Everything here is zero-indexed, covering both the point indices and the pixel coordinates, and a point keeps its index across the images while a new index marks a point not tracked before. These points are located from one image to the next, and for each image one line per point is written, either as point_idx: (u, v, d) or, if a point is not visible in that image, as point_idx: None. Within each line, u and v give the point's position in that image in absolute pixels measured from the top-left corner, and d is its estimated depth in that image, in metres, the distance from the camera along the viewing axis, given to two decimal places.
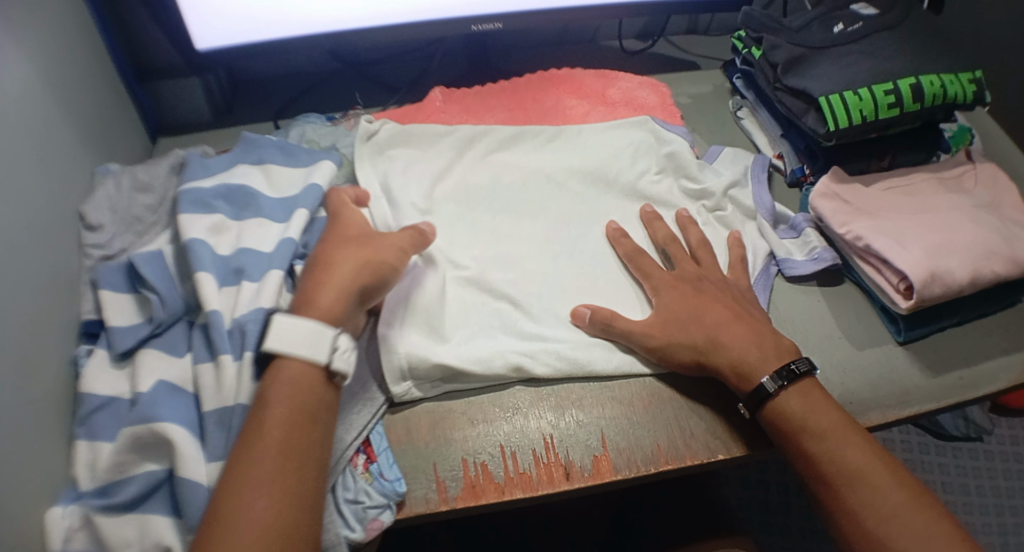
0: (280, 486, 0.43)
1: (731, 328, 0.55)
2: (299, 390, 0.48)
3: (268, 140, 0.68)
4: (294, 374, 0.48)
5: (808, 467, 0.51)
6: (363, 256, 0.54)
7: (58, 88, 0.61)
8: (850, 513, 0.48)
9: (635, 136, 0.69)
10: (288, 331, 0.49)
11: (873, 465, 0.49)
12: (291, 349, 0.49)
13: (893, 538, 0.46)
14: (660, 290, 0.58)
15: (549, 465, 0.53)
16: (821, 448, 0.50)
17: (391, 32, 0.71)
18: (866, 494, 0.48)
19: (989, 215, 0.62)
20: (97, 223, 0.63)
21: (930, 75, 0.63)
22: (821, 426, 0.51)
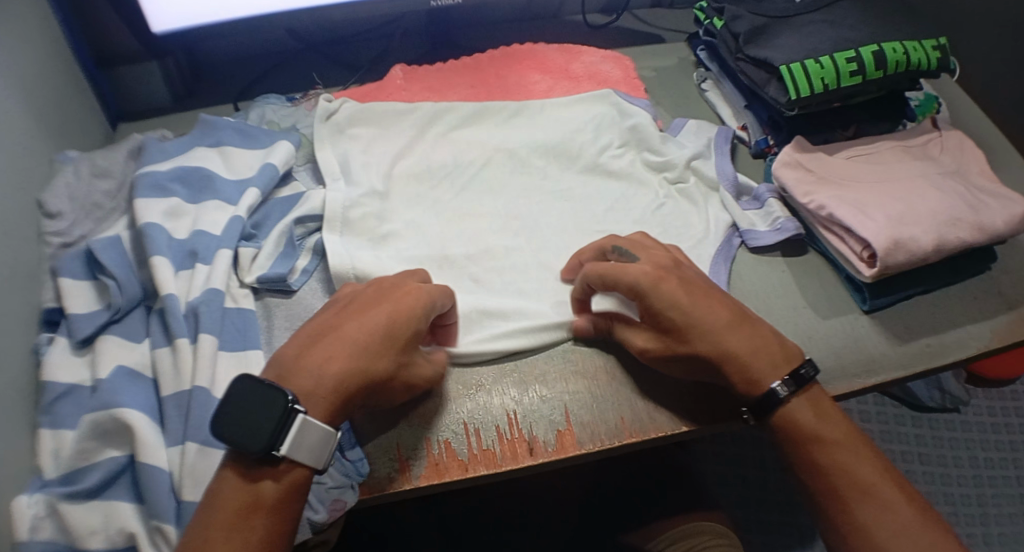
0: None
1: (731, 331, 0.51)
2: (289, 493, 0.45)
3: (225, 122, 0.68)
4: (290, 481, 0.45)
5: (817, 479, 0.51)
6: (396, 376, 0.49)
7: (11, 74, 0.60)
8: (860, 529, 0.48)
9: (600, 110, 0.69)
10: (305, 438, 0.44)
11: (882, 480, 0.50)
12: (304, 456, 0.45)
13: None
14: (644, 288, 0.51)
15: (512, 441, 0.53)
16: (831, 459, 0.50)
17: (350, 9, 0.70)
18: (876, 510, 0.48)
19: (954, 182, 0.62)
20: (55, 211, 0.62)
21: (894, 42, 0.62)
22: (832, 437, 0.51)
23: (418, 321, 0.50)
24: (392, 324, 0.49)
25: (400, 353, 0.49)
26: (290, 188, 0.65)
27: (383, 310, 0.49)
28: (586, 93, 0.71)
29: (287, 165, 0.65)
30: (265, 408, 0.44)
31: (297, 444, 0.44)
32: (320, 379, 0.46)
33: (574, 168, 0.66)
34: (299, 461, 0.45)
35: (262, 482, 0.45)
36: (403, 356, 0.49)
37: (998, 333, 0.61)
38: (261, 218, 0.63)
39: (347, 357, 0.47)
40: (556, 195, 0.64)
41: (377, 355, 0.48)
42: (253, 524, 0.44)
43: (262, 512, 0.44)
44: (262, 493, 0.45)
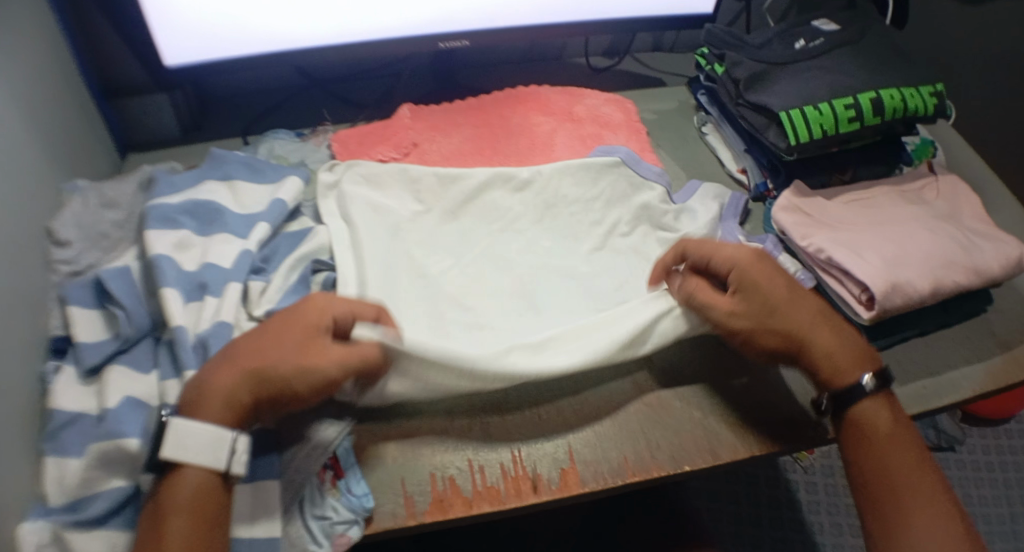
0: None
1: (817, 325, 0.56)
2: (194, 499, 0.47)
3: (235, 156, 0.69)
4: (194, 484, 0.47)
5: (878, 480, 0.53)
6: (292, 368, 0.49)
7: (27, 104, 0.61)
8: (912, 533, 0.51)
9: (607, 185, 0.68)
10: (183, 438, 0.47)
11: (940, 498, 0.53)
12: (191, 457, 0.47)
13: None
14: (746, 264, 0.58)
15: (515, 479, 0.53)
16: (896, 461, 0.54)
17: (360, 49, 0.72)
18: (931, 522, 0.51)
19: (948, 225, 0.63)
20: (65, 239, 0.63)
21: (890, 89, 0.65)
22: (898, 439, 0.54)
23: (318, 320, 0.51)
24: (281, 324, 0.51)
25: (291, 348, 0.50)
26: (298, 223, 0.67)
27: (281, 318, 0.51)
28: (596, 158, 0.70)
29: (295, 202, 0.67)
30: None
31: (180, 445, 0.47)
32: (211, 389, 0.48)
33: (577, 228, 0.67)
34: (188, 463, 0.47)
35: (168, 491, 0.47)
36: (295, 350, 0.50)
37: (993, 375, 0.62)
38: (270, 251, 0.64)
39: (240, 360, 0.50)
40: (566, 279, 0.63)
41: (267, 353, 0.49)
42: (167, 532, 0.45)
43: (171, 517, 0.46)
44: (169, 501, 0.46)
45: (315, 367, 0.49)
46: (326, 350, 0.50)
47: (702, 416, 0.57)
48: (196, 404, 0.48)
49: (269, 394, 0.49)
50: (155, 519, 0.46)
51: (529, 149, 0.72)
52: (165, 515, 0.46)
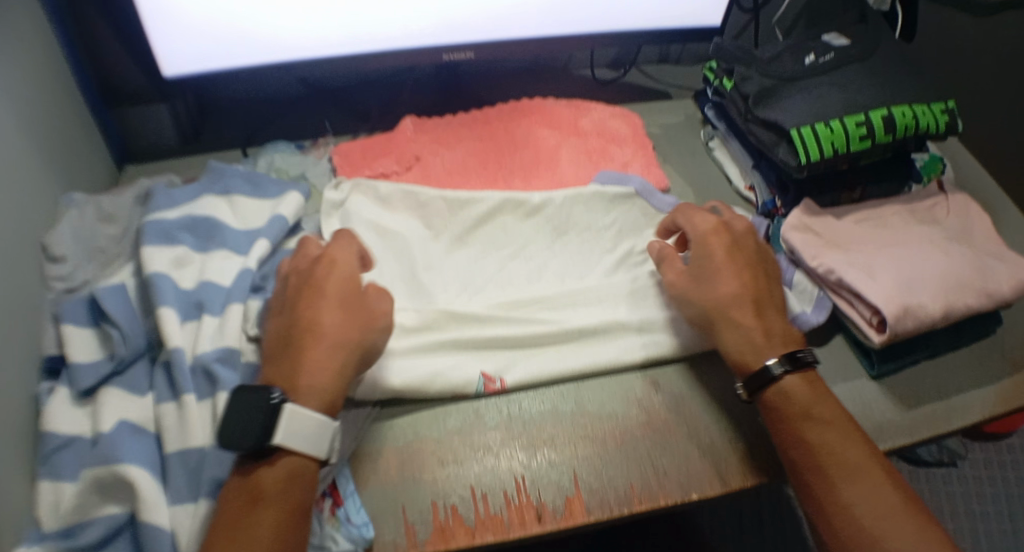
0: None
1: (727, 313, 0.56)
2: (292, 485, 0.47)
3: (235, 170, 0.68)
4: (292, 470, 0.47)
5: (802, 456, 0.51)
6: (349, 325, 0.52)
7: (20, 116, 0.60)
8: (842, 506, 0.48)
9: (620, 214, 0.67)
10: (294, 425, 0.47)
11: (869, 465, 0.50)
12: (300, 443, 0.47)
13: (885, 538, 0.47)
14: (699, 237, 0.60)
15: (520, 507, 0.52)
16: (803, 435, 0.51)
17: (361, 61, 0.71)
18: (860, 493, 0.48)
19: (959, 246, 0.62)
20: (60, 255, 0.62)
21: (902, 106, 0.63)
22: (800, 410, 0.52)
23: (340, 277, 0.54)
24: (328, 288, 0.54)
25: (350, 310, 0.53)
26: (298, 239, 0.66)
27: (327, 285, 0.54)
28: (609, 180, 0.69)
29: (296, 218, 0.66)
30: (247, 411, 0.47)
31: (292, 432, 0.47)
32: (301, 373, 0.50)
33: (585, 245, 0.66)
34: (293, 448, 0.47)
35: (264, 474, 0.47)
36: (359, 314, 0.53)
37: (1004, 398, 0.61)
38: (269, 269, 0.62)
39: (315, 334, 0.51)
40: (571, 327, 0.59)
41: (322, 315, 0.52)
42: (258, 516, 0.45)
43: (269, 502, 0.46)
44: (266, 485, 0.47)
45: (363, 315, 0.53)
46: (378, 297, 0.55)
47: (710, 442, 0.56)
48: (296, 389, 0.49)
49: (354, 358, 0.52)
50: (249, 504, 0.46)
51: (532, 163, 0.71)
52: (264, 501, 0.46)
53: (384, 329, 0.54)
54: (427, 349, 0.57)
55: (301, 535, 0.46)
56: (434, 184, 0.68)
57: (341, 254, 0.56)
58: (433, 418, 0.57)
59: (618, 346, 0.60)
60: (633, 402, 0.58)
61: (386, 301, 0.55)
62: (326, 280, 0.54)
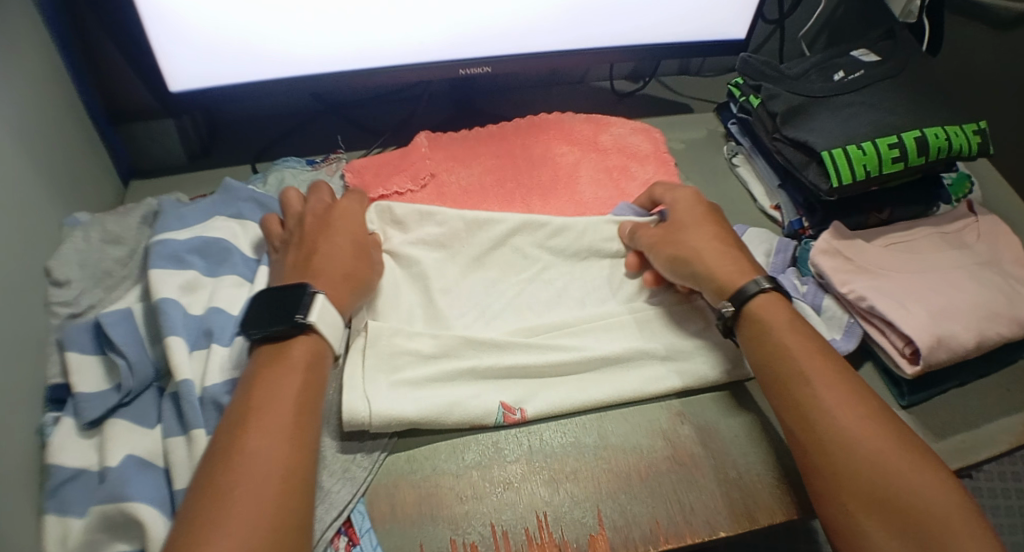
0: (290, 441, 0.45)
1: (708, 252, 0.58)
2: (312, 363, 0.50)
3: (246, 191, 0.66)
4: (312, 349, 0.50)
5: (778, 362, 0.52)
6: (360, 258, 0.57)
7: (24, 136, 0.58)
8: (818, 404, 0.49)
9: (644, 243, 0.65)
10: (325, 311, 0.51)
11: (840, 369, 0.51)
12: (322, 326, 0.51)
13: (860, 429, 0.47)
14: (675, 205, 0.63)
15: (542, 546, 0.50)
16: (781, 344, 0.52)
17: (375, 77, 0.68)
18: (836, 396, 0.49)
19: (993, 272, 0.60)
20: (64, 279, 0.60)
21: (934, 127, 0.61)
22: (776, 322, 0.54)
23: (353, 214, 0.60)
24: (339, 225, 0.58)
25: (357, 243, 0.58)
26: None
27: (339, 222, 0.58)
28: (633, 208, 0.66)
29: None
30: (283, 308, 0.50)
31: (323, 313, 0.51)
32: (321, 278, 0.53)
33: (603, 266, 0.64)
34: (318, 330, 0.51)
35: (286, 349, 0.50)
36: (364, 249, 0.58)
37: None
38: None
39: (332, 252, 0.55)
40: (597, 355, 0.58)
41: (336, 245, 0.56)
42: (284, 380, 0.48)
43: (292, 370, 0.48)
44: (289, 355, 0.49)
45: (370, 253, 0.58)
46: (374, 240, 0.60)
47: (737, 474, 0.54)
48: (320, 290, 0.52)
49: (359, 285, 0.56)
50: (273, 370, 0.48)
51: (551, 183, 0.68)
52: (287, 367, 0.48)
53: (379, 269, 0.58)
54: (443, 378, 0.55)
55: (316, 406, 0.48)
56: (450, 204, 0.66)
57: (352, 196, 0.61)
58: (451, 451, 0.55)
59: (640, 376, 0.58)
60: (659, 434, 0.56)
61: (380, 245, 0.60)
62: (338, 221, 0.58)
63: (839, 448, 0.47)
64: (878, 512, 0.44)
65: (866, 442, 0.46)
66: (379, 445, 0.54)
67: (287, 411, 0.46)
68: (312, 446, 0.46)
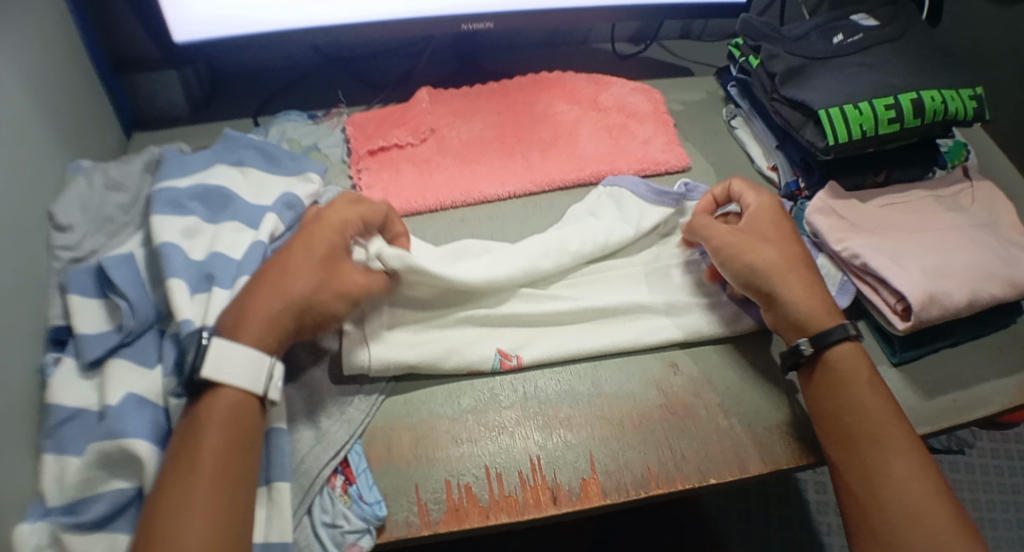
0: (214, 520, 0.42)
1: (781, 275, 0.55)
2: (234, 418, 0.46)
3: (249, 140, 0.66)
4: (231, 404, 0.46)
5: (853, 424, 0.51)
6: (324, 287, 0.51)
7: (29, 80, 0.58)
8: (886, 476, 0.48)
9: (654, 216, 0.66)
10: (229, 356, 0.46)
11: (911, 441, 0.50)
12: (229, 376, 0.46)
13: (922, 511, 0.47)
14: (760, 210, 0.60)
15: (535, 488, 0.51)
16: (856, 404, 0.51)
17: (379, 30, 0.69)
18: (914, 480, 0.48)
19: (985, 234, 0.60)
20: (66, 224, 0.60)
21: (931, 91, 0.61)
22: (854, 381, 0.52)
23: (333, 235, 0.52)
24: (315, 247, 0.51)
25: (325, 271, 0.51)
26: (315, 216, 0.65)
27: (318, 243, 0.51)
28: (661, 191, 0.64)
29: (310, 198, 0.64)
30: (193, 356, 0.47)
31: (222, 364, 0.46)
32: (256, 301, 0.48)
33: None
34: (228, 383, 0.46)
35: (201, 408, 0.46)
36: (332, 282, 0.51)
37: None
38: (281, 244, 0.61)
39: (283, 273, 0.50)
40: (593, 305, 0.59)
41: (297, 271, 0.50)
42: (204, 445, 0.44)
43: (209, 429, 0.45)
44: (203, 415, 0.46)
45: (343, 286, 0.51)
46: (362, 273, 0.53)
47: (728, 425, 0.54)
48: (238, 325, 0.47)
49: (310, 318, 0.50)
50: (189, 436, 0.45)
51: (552, 138, 0.69)
52: (204, 429, 0.45)
53: (348, 303, 0.52)
54: (443, 321, 0.57)
55: (247, 470, 0.46)
56: (450, 157, 0.67)
57: (351, 216, 0.54)
58: (447, 396, 0.56)
59: (638, 328, 0.59)
60: (653, 387, 0.57)
61: (361, 278, 0.53)
62: (316, 239, 0.52)
63: (899, 524, 0.47)
64: None
65: (924, 526, 0.46)
66: (377, 386, 0.55)
67: (206, 484, 0.43)
68: (240, 516, 0.44)
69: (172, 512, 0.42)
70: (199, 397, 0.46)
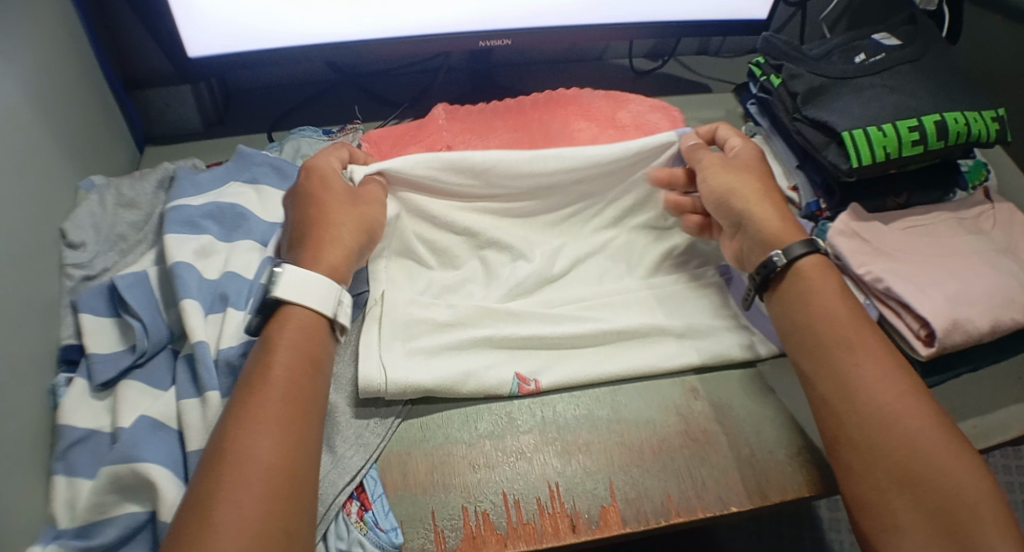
0: (292, 433, 0.44)
1: (754, 198, 0.59)
2: (306, 340, 0.49)
3: (262, 156, 0.66)
4: (304, 323, 0.49)
5: (815, 333, 0.52)
6: (358, 207, 0.56)
7: (42, 97, 0.58)
8: (853, 380, 0.49)
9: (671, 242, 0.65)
10: (305, 280, 0.50)
11: (874, 344, 0.50)
12: (305, 299, 0.50)
13: (891, 410, 0.47)
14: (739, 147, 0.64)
15: (553, 516, 0.50)
16: (818, 314, 0.53)
17: (394, 47, 0.68)
18: (886, 380, 0.48)
19: (1009, 259, 0.59)
20: (78, 242, 0.59)
21: (954, 112, 0.61)
22: (813, 288, 0.54)
23: (331, 170, 0.58)
24: (328, 180, 0.57)
25: (345, 190, 0.56)
26: None
27: (330, 179, 0.57)
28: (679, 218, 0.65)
29: None
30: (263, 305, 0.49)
31: (300, 288, 0.50)
32: (326, 253, 0.52)
33: (592, 229, 0.66)
34: (305, 305, 0.50)
35: (277, 334, 0.48)
36: (356, 199, 0.56)
37: None
38: None
39: (326, 222, 0.54)
40: (611, 327, 0.58)
41: (327, 205, 0.55)
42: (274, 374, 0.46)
43: (281, 358, 0.47)
44: (278, 345, 0.48)
45: (370, 198, 0.57)
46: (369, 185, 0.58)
47: (745, 449, 0.54)
48: (307, 263, 0.51)
49: (369, 236, 0.56)
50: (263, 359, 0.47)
51: None
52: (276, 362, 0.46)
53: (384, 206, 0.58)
54: (462, 342, 0.56)
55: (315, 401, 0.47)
56: None
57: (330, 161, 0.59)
58: (463, 420, 0.55)
59: (654, 352, 0.58)
60: (673, 413, 0.56)
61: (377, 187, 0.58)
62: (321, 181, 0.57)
63: (870, 426, 0.47)
64: (909, 487, 0.44)
65: (894, 423, 0.46)
66: (393, 409, 0.54)
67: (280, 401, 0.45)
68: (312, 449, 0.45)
69: (246, 431, 0.43)
70: (274, 321, 0.49)
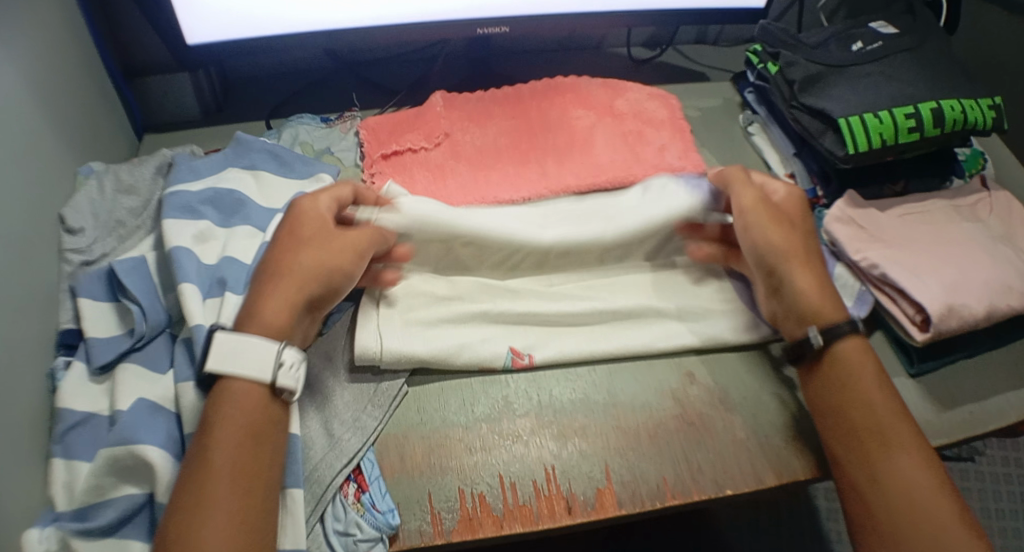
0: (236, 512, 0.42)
1: (792, 260, 0.56)
2: (247, 410, 0.46)
3: (260, 143, 0.66)
4: (244, 394, 0.47)
5: (851, 419, 0.50)
6: (324, 251, 0.52)
7: (41, 83, 0.58)
8: (892, 474, 0.47)
9: None
10: (246, 350, 0.47)
11: (910, 434, 0.49)
12: (241, 369, 0.47)
13: (926, 511, 0.45)
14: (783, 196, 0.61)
15: (549, 498, 0.50)
16: (853, 398, 0.50)
17: (393, 34, 0.68)
18: (926, 488, 0.46)
19: (1004, 246, 0.60)
20: (77, 227, 0.59)
21: (951, 100, 0.61)
22: (850, 369, 0.52)
23: (317, 211, 0.55)
24: (301, 223, 0.54)
25: (311, 237, 0.53)
26: None
27: (303, 225, 0.54)
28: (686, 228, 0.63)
29: None
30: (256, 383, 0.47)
31: (241, 357, 0.47)
32: (266, 306, 0.50)
33: None
34: (239, 377, 0.47)
35: (217, 408, 0.46)
36: (322, 246, 0.53)
37: None
38: None
39: (284, 269, 0.51)
40: (608, 312, 0.58)
41: (290, 252, 0.52)
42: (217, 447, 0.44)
43: (222, 435, 0.45)
44: (228, 418, 0.45)
45: (337, 243, 0.53)
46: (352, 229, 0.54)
47: (741, 438, 0.54)
48: (247, 318, 0.49)
49: (324, 288, 0.52)
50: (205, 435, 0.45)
51: (566, 145, 0.68)
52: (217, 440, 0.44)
53: (359, 255, 0.53)
54: (459, 322, 0.57)
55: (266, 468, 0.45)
56: (463, 162, 0.66)
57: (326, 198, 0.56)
58: (461, 404, 0.55)
59: (652, 338, 0.58)
60: (669, 399, 0.56)
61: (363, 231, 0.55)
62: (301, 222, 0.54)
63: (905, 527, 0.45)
64: None
65: (929, 527, 0.45)
66: (391, 391, 0.54)
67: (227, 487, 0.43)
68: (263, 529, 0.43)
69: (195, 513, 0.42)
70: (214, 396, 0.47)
